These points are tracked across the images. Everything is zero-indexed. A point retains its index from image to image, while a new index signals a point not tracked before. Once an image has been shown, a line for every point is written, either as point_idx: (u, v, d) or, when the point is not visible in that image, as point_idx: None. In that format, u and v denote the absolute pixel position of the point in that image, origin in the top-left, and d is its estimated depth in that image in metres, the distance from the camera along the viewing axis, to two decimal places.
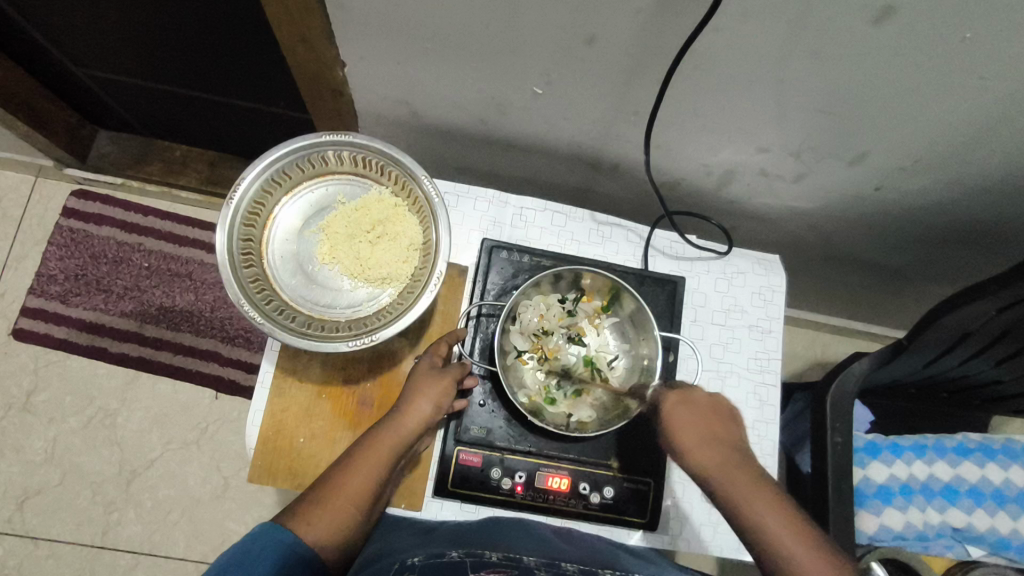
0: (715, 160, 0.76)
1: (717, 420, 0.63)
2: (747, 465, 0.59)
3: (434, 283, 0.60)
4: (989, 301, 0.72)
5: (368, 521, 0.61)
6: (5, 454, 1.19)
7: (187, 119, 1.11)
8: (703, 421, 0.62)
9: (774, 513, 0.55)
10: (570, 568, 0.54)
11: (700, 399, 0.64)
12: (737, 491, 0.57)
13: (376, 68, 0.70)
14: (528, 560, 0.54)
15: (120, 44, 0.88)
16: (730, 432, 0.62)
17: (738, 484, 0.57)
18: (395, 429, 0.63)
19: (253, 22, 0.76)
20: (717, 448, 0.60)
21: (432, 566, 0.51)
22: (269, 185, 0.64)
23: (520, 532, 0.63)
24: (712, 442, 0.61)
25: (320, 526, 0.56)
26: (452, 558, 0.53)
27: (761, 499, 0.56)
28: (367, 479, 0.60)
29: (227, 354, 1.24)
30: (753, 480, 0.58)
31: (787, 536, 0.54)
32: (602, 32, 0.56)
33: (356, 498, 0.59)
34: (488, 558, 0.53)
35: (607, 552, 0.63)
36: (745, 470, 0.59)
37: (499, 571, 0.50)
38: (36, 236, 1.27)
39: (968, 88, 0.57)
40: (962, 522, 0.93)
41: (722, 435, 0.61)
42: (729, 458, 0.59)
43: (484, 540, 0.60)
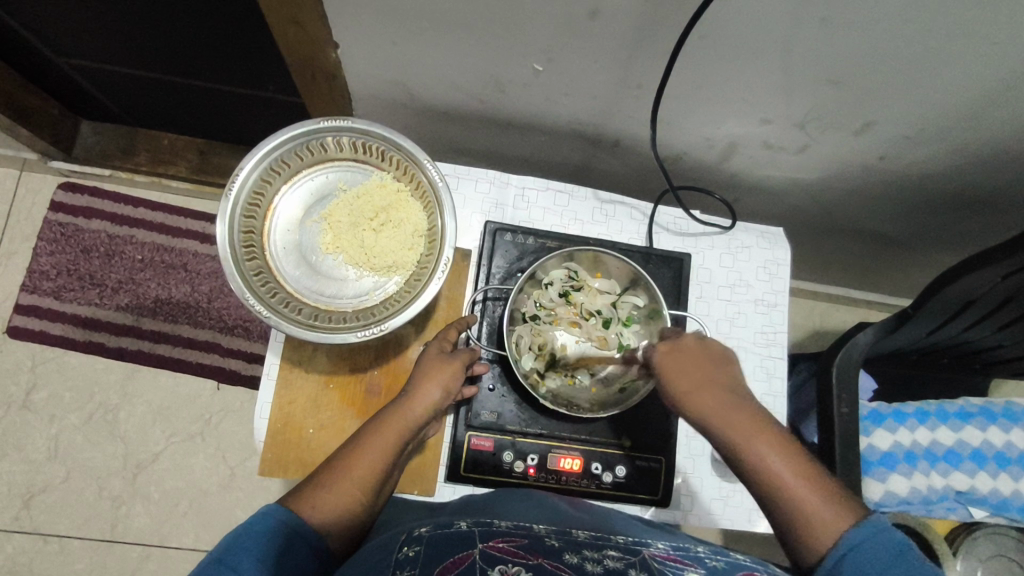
0: (718, 133, 0.75)
1: (704, 361, 0.62)
2: (751, 414, 0.59)
3: (441, 271, 0.59)
4: (994, 268, 0.72)
5: (373, 507, 0.60)
6: (7, 453, 1.18)
7: (175, 107, 1.08)
8: (692, 363, 0.62)
9: (781, 465, 0.57)
10: (581, 534, 0.53)
11: (690, 342, 0.63)
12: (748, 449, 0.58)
13: (371, 50, 0.68)
14: (538, 528, 0.53)
15: (102, 30, 0.85)
16: (722, 376, 0.61)
17: (739, 432, 0.58)
18: (402, 415, 0.63)
19: (241, 7, 0.73)
20: (708, 392, 0.60)
21: (441, 537, 0.50)
22: (268, 174, 0.62)
23: (527, 503, 0.62)
24: (706, 389, 0.60)
25: (324, 508, 0.55)
26: (461, 528, 0.52)
27: (762, 454, 0.57)
28: (374, 463, 0.59)
29: (227, 344, 1.23)
30: (756, 428, 0.58)
31: (801, 493, 0.55)
32: (607, 6, 0.55)
33: (362, 482, 0.58)
34: (496, 527, 0.52)
35: (617, 520, 0.62)
36: (745, 412, 0.59)
37: (508, 540, 0.49)
38: (24, 231, 1.25)
39: (981, 55, 0.56)
40: (966, 485, 0.95)
41: (712, 373, 0.61)
42: (725, 402, 0.59)
43: (494, 511, 0.59)
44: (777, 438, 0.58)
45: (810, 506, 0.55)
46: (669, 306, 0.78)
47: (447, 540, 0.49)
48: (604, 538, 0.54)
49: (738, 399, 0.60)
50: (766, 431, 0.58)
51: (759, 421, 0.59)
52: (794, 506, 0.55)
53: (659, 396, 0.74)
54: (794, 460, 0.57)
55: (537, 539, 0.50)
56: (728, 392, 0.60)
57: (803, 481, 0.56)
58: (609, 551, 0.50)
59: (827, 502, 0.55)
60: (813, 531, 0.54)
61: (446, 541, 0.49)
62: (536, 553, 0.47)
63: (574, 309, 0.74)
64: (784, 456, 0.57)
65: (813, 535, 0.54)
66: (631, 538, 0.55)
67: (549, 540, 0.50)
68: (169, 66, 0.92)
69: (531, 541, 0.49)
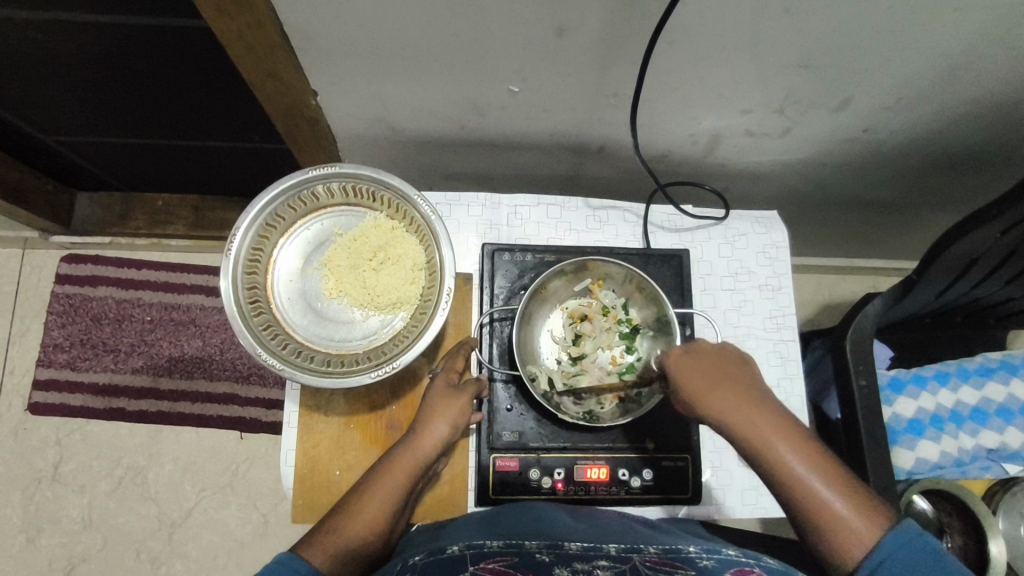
0: (699, 128, 0.76)
1: (733, 368, 0.61)
2: (779, 419, 0.58)
3: (445, 301, 0.60)
4: (992, 225, 0.72)
5: (384, 547, 0.60)
6: (44, 528, 1.19)
7: (164, 168, 1.09)
8: (711, 366, 0.61)
9: (809, 473, 0.55)
10: (574, 545, 0.55)
11: (706, 348, 0.63)
12: (772, 449, 0.56)
13: (349, 92, 0.70)
14: (530, 543, 0.55)
15: (85, 104, 0.86)
16: (748, 381, 0.61)
17: (772, 443, 0.56)
18: (411, 454, 0.63)
19: (217, 68, 0.74)
20: (738, 398, 0.59)
21: (435, 563, 0.52)
22: (264, 230, 0.63)
23: (530, 516, 0.63)
24: (734, 392, 0.59)
25: (333, 552, 0.55)
26: (455, 551, 0.53)
27: (792, 460, 0.56)
28: (384, 505, 0.60)
29: (245, 394, 1.24)
30: (788, 437, 0.57)
31: (832, 500, 0.54)
32: (573, 21, 0.56)
33: (372, 526, 0.59)
34: (489, 547, 0.54)
35: (622, 526, 0.63)
36: (779, 425, 0.57)
37: (499, 559, 0.52)
38: (34, 308, 1.27)
39: (945, 19, 0.57)
40: (996, 442, 0.94)
41: (740, 379, 0.60)
42: (754, 407, 0.58)
43: (496, 528, 0.60)
44: (805, 443, 0.57)
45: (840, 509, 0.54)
46: (674, 303, 0.78)
47: (441, 566, 0.51)
48: (596, 546, 0.55)
49: (772, 406, 0.59)
50: (793, 437, 0.57)
51: (786, 425, 0.57)
52: (827, 517, 0.54)
53: None
54: (821, 466, 0.56)
55: (527, 556, 0.52)
56: (755, 399, 0.59)
57: (828, 478, 0.55)
58: (599, 561, 0.52)
59: (857, 506, 0.54)
60: (844, 539, 0.53)
61: (439, 567, 0.51)
62: (526, 572, 0.50)
63: (574, 317, 0.76)
64: (811, 461, 0.56)
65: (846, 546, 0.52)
66: (625, 543, 0.56)
67: (539, 556, 0.52)
68: (153, 130, 0.94)
69: (522, 558, 0.52)
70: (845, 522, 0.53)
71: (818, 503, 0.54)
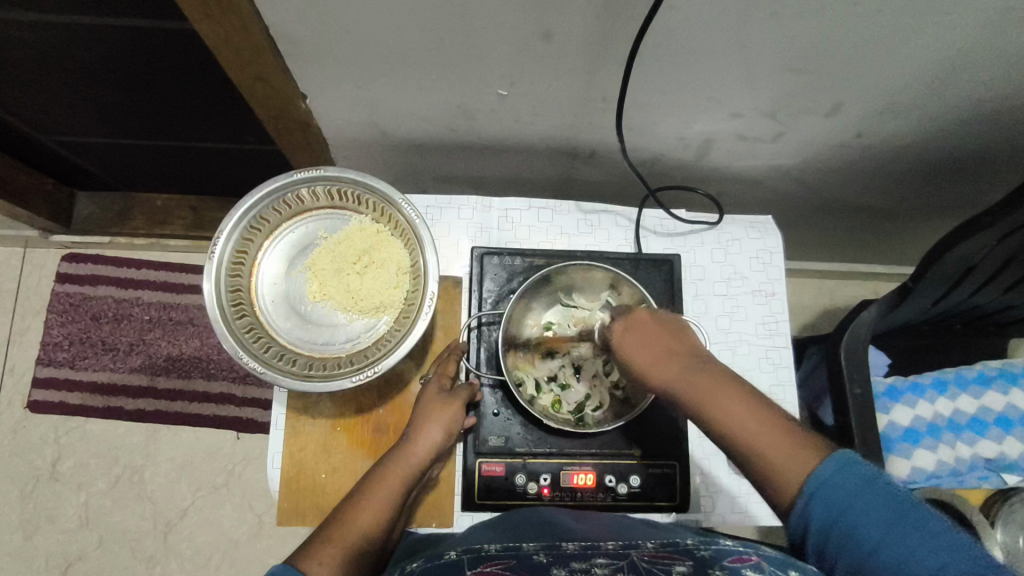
0: (691, 132, 0.75)
1: (668, 333, 0.55)
2: (723, 386, 0.50)
3: (428, 305, 0.60)
4: (988, 233, 0.71)
5: (380, 557, 0.60)
6: (41, 525, 1.20)
7: (163, 169, 1.10)
8: (658, 337, 0.55)
9: (764, 439, 0.48)
10: (572, 545, 0.52)
11: (640, 317, 0.58)
12: (716, 405, 0.50)
13: (338, 95, 0.70)
14: (528, 547, 0.52)
15: (81, 105, 0.87)
16: (684, 345, 0.55)
17: (723, 415, 0.49)
18: (404, 462, 0.64)
19: (209, 70, 0.75)
20: (670, 364, 0.53)
21: (429, 570, 0.48)
22: (248, 233, 0.63)
23: (527, 523, 0.60)
24: (668, 359, 0.53)
25: (332, 563, 0.54)
26: (450, 558, 0.50)
27: (740, 426, 0.49)
28: (378, 513, 0.60)
29: (242, 394, 1.25)
30: (734, 406, 0.49)
31: (781, 458, 0.47)
32: (558, 25, 0.55)
33: (367, 534, 0.59)
34: (486, 552, 0.51)
35: (621, 526, 0.60)
36: (728, 392, 0.50)
37: (497, 562, 0.48)
38: (35, 306, 1.28)
39: (936, 24, 0.56)
40: (995, 452, 0.93)
41: (678, 345, 0.54)
42: (696, 379, 0.51)
43: (490, 536, 0.57)
44: (758, 411, 0.49)
45: (790, 470, 0.46)
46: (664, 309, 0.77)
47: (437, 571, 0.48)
48: (594, 545, 0.52)
49: (728, 385, 0.50)
50: (737, 397, 0.50)
51: (733, 388, 0.50)
52: (778, 479, 0.47)
53: (666, 401, 0.74)
54: (776, 431, 0.48)
55: (525, 558, 0.49)
56: (710, 377, 0.51)
57: (768, 429, 0.48)
58: (597, 559, 0.48)
59: (802, 458, 0.47)
60: (794, 496, 0.46)
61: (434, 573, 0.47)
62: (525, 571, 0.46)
63: (562, 324, 0.76)
64: (756, 422, 0.49)
65: (797, 502, 0.46)
66: (622, 541, 0.53)
67: (538, 557, 0.49)
68: (150, 132, 0.94)
69: (521, 560, 0.48)
70: (783, 470, 0.47)
71: (770, 467, 0.47)
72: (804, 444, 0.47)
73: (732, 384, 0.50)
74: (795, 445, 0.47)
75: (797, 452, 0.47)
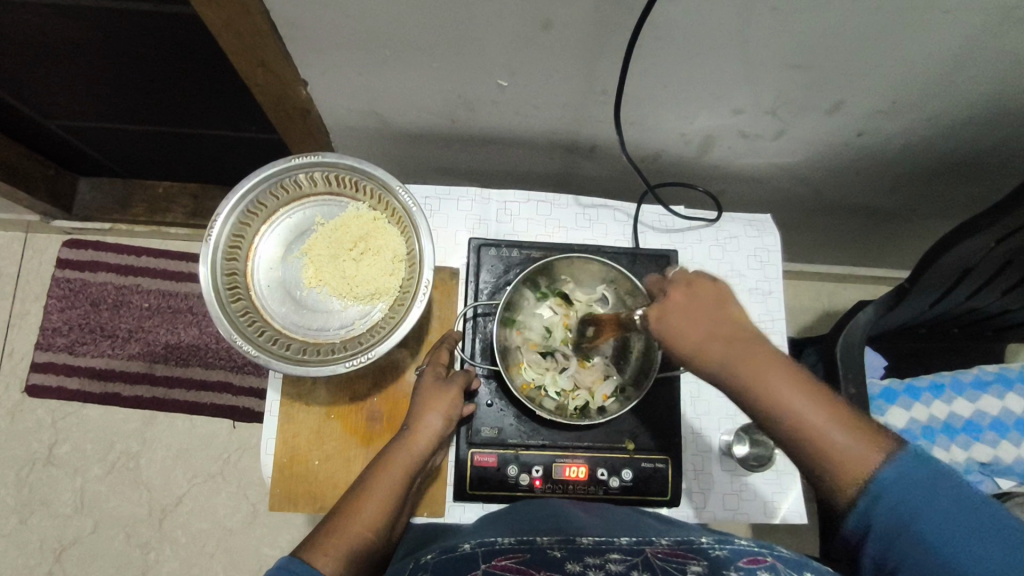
0: (691, 128, 0.75)
1: (712, 303, 0.52)
2: (773, 358, 0.49)
3: (422, 293, 0.60)
4: (986, 235, 0.71)
5: (384, 546, 0.59)
6: (36, 509, 1.20)
7: (164, 156, 1.10)
8: (702, 308, 0.52)
9: (812, 412, 0.47)
10: (587, 539, 0.54)
11: (697, 287, 0.53)
12: (767, 385, 0.48)
13: (339, 83, 0.70)
14: (541, 539, 0.54)
15: (84, 90, 0.87)
16: (729, 316, 0.51)
17: (774, 391, 0.48)
18: (406, 451, 0.64)
19: (210, 55, 0.75)
20: (718, 341, 0.50)
21: (445, 563, 0.51)
22: (245, 217, 0.63)
23: (541, 514, 0.62)
24: (716, 335, 0.50)
25: (339, 554, 0.54)
26: (466, 550, 0.53)
27: (788, 398, 0.47)
28: (382, 502, 0.60)
29: (239, 383, 1.25)
30: (792, 381, 0.48)
31: (830, 433, 0.47)
32: (559, 15, 0.55)
33: (372, 523, 0.58)
34: (501, 544, 0.53)
35: (632, 521, 0.62)
36: (781, 367, 0.48)
37: (510, 556, 0.51)
38: (34, 291, 1.28)
39: (936, 23, 0.56)
40: (989, 456, 0.92)
41: (720, 316, 0.51)
42: (748, 355, 0.49)
43: (505, 527, 0.60)
44: (804, 380, 0.49)
45: (839, 443, 0.46)
46: None
47: (453, 563, 0.50)
48: (609, 540, 0.54)
49: (774, 357, 0.49)
50: (786, 371, 0.49)
51: (779, 361, 0.49)
52: (823, 454, 0.47)
53: (659, 396, 0.74)
54: (824, 404, 0.48)
55: (539, 552, 0.51)
56: (755, 353, 0.49)
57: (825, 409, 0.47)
58: (611, 554, 0.51)
59: (855, 435, 0.47)
60: (845, 472, 0.46)
61: (450, 566, 0.50)
62: (539, 567, 0.48)
63: (568, 321, 0.75)
64: (809, 396, 0.48)
65: (846, 481, 0.46)
66: (637, 537, 0.55)
67: (551, 552, 0.51)
68: (153, 118, 0.95)
69: (534, 554, 0.51)
70: (844, 457, 0.46)
71: (819, 442, 0.47)
72: (862, 423, 0.48)
73: (781, 358, 0.49)
74: (855, 425, 0.47)
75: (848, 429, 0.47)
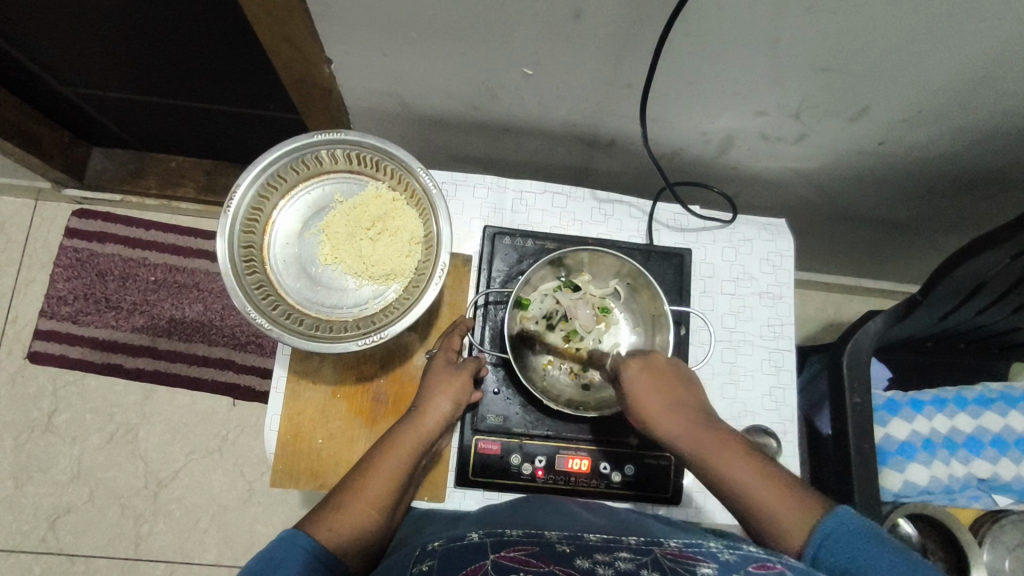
0: (712, 128, 0.75)
1: (664, 382, 0.61)
2: (717, 434, 0.58)
3: (438, 276, 0.60)
4: (1002, 250, 0.71)
5: (391, 524, 0.60)
6: (32, 475, 1.20)
7: (180, 129, 1.10)
8: (657, 386, 0.61)
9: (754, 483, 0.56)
10: (593, 537, 0.54)
11: (658, 364, 0.63)
12: (715, 459, 0.57)
13: (364, 63, 0.70)
14: (549, 534, 0.54)
15: (105, 57, 0.87)
16: (687, 395, 0.61)
17: (727, 468, 0.56)
18: (415, 431, 0.64)
19: (235, 28, 0.74)
20: (674, 415, 0.59)
21: (452, 552, 0.51)
22: (265, 190, 0.63)
23: (547, 511, 0.62)
24: (672, 412, 0.60)
25: (342, 530, 0.56)
26: (473, 540, 0.52)
27: (733, 469, 0.56)
28: (388, 481, 0.61)
29: (241, 361, 1.25)
30: (737, 459, 0.57)
31: (768, 504, 0.54)
32: (590, 5, 0.55)
33: (377, 502, 0.59)
34: (508, 536, 0.53)
35: (635, 522, 0.62)
36: (727, 446, 0.57)
37: (519, 548, 0.50)
38: (41, 259, 1.28)
39: (967, 33, 0.56)
40: (988, 472, 0.93)
41: (679, 393, 0.61)
42: (699, 434, 0.58)
43: (511, 520, 0.60)
44: (746, 454, 0.57)
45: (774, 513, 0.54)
46: (671, 302, 0.77)
47: (460, 553, 0.50)
48: (616, 539, 0.54)
49: (720, 435, 0.58)
50: (731, 447, 0.57)
51: (725, 439, 0.58)
52: (766, 524, 0.54)
53: None
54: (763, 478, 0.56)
55: (547, 546, 0.51)
56: (704, 432, 0.58)
57: (766, 485, 0.55)
58: (620, 553, 0.50)
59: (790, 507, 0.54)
60: (785, 542, 0.53)
61: (457, 555, 0.50)
62: (547, 560, 0.48)
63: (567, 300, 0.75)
64: (752, 471, 0.56)
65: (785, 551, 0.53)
66: (645, 539, 0.55)
67: (560, 547, 0.51)
68: (172, 90, 0.94)
69: (543, 548, 0.50)
70: (780, 522, 0.53)
71: (762, 514, 0.54)
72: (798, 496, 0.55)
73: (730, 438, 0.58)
74: (788, 496, 0.54)
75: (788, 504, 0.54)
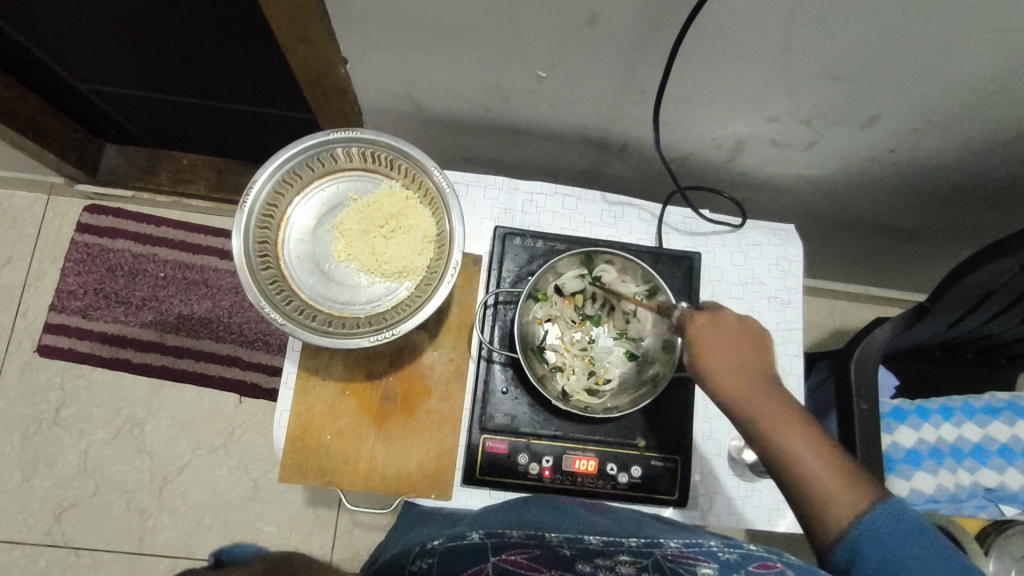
0: (724, 132, 0.75)
1: (742, 341, 0.55)
2: (785, 402, 0.53)
3: (451, 274, 0.60)
4: (1013, 259, 0.71)
5: None
6: (39, 468, 1.21)
7: (193, 127, 1.11)
8: (732, 340, 0.55)
9: (819, 464, 0.51)
10: (595, 539, 0.54)
11: (727, 320, 0.57)
12: (782, 432, 0.51)
13: (378, 63, 0.70)
14: (550, 535, 0.54)
15: (122, 54, 0.88)
16: (761, 354, 0.55)
17: (791, 443, 0.51)
18: None
19: (252, 27, 0.75)
20: (742, 374, 0.53)
21: (453, 553, 0.51)
22: (281, 186, 0.64)
23: (547, 508, 0.62)
24: (744, 368, 0.53)
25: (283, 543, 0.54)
26: (474, 540, 0.53)
27: (799, 444, 0.51)
28: None
29: (248, 358, 1.26)
30: (810, 437, 0.51)
31: (832, 488, 0.50)
32: (606, 9, 0.56)
33: None
34: (509, 537, 0.53)
35: (635, 520, 0.63)
36: (795, 419, 0.52)
37: (520, 551, 0.51)
38: (53, 253, 1.29)
39: (980, 43, 0.56)
40: (995, 482, 0.93)
41: (750, 353, 0.54)
42: (772, 402, 0.52)
43: (510, 518, 0.60)
44: (815, 433, 0.52)
45: (835, 497, 0.50)
46: (680, 305, 0.78)
47: (460, 555, 0.50)
48: (617, 540, 0.54)
49: (789, 405, 0.53)
50: (799, 421, 0.52)
51: (795, 412, 0.52)
52: (825, 507, 0.50)
53: (672, 396, 0.74)
54: (830, 461, 0.51)
55: (549, 549, 0.51)
56: (781, 403, 0.53)
57: (834, 471, 0.51)
58: (621, 555, 0.51)
59: (852, 495, 0.50)
60: (840, 527, 0.50)
61: (459, 557, 0.50)
62: (550, 566, 0.48)
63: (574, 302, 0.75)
64: (822, 453, 0.51)
65: (838, 534, 0.50)
66: (645, 538, 0.55)
67: (561, 550, 0.51)
68: (186, 87, 0.95)
69: (544, 551, 0.51)
70: (834, 496, 0.50)
71: (823, 498, 0.50)
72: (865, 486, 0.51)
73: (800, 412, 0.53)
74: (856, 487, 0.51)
75: (852, 494, 0.50)
